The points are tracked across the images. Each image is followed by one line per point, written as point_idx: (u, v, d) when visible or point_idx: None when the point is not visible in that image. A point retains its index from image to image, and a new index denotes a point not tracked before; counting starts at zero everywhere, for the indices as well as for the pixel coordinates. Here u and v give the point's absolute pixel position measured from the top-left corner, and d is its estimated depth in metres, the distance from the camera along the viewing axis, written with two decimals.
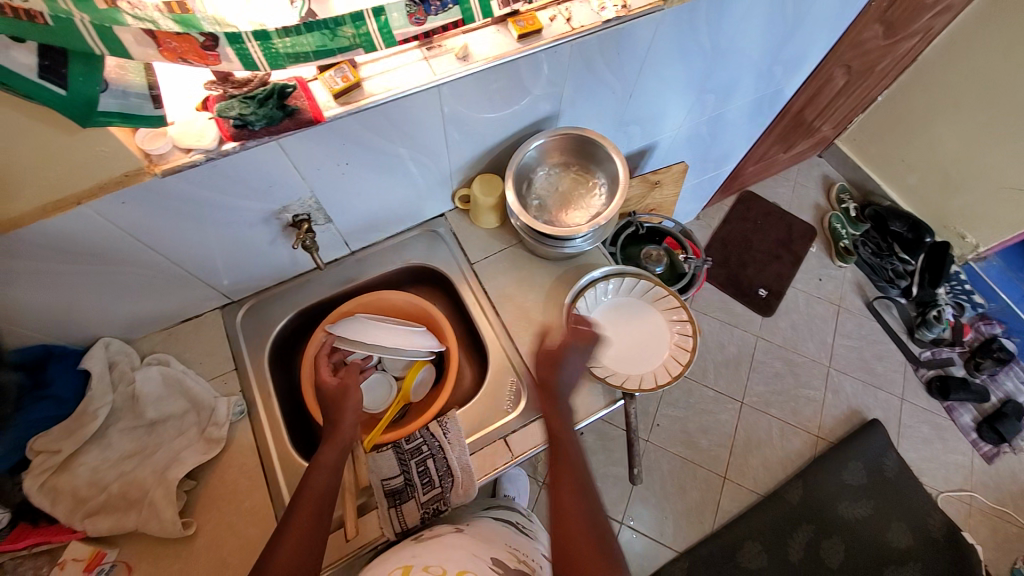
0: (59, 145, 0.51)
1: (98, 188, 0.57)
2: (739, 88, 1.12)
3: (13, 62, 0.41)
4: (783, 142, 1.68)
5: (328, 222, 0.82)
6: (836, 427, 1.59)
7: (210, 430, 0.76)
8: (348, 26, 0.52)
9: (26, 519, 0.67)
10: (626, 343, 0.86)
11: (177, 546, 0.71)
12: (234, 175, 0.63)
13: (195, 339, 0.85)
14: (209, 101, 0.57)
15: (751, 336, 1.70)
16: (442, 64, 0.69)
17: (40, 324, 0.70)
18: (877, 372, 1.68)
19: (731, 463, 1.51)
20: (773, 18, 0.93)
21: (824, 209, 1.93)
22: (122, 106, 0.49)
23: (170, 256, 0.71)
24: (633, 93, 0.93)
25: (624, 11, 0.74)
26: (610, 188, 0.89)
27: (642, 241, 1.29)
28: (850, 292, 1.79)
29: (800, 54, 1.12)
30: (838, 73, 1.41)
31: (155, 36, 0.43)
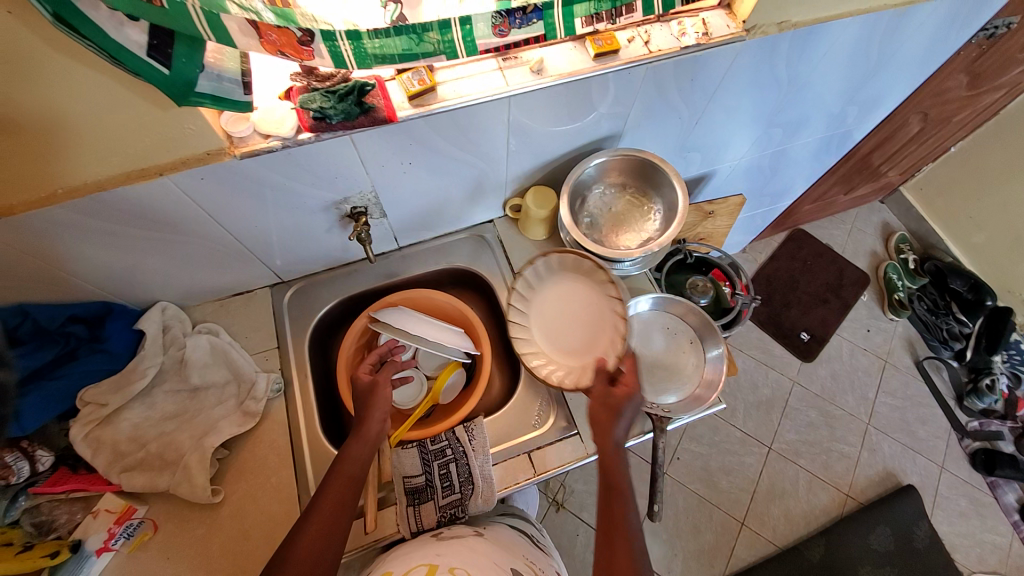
0: (153, 118, 0.54)
1: (180, 162, 0.60)
2: (809, 125, 1.09)
3: (127, 40, 0.42)
4: (845, 184, 1.61)
5: (383, 217, 0.84)
6: (868, 488, 1.50)
7: (247, 403, 0.79)
8: (434, 32, 0.53)
9: (66, 465, 0.71)
10: (664, 366, 0.85)
11: (202, 512, 0.73)
12: (305, 165, 0.66)
13: (243, 313, 0.88)
14: (291, 92, 0.60)
15: (786, 381, 1.63)
16: (516, 75, 0.69)
17: (106, 281, 0.74)
18: (919, 437, 1.58)
19: (750, 509, 1.45)
20: (856, 58, 0.90)
21: (880, 258, 1.84)
22: (214, 88, 0.50)
23: (233, 232, 0.74)
24: (700, 120, 0.92)
25: (705, 38, 0.73)
26: (666, 215, 0.88)
27: (688, 270, 1.26)
28: (899, 348, 1.70)
29: (878, 97, 1.07)
30: (914, 120, 1.34)
31: (258, 28, 0.44)
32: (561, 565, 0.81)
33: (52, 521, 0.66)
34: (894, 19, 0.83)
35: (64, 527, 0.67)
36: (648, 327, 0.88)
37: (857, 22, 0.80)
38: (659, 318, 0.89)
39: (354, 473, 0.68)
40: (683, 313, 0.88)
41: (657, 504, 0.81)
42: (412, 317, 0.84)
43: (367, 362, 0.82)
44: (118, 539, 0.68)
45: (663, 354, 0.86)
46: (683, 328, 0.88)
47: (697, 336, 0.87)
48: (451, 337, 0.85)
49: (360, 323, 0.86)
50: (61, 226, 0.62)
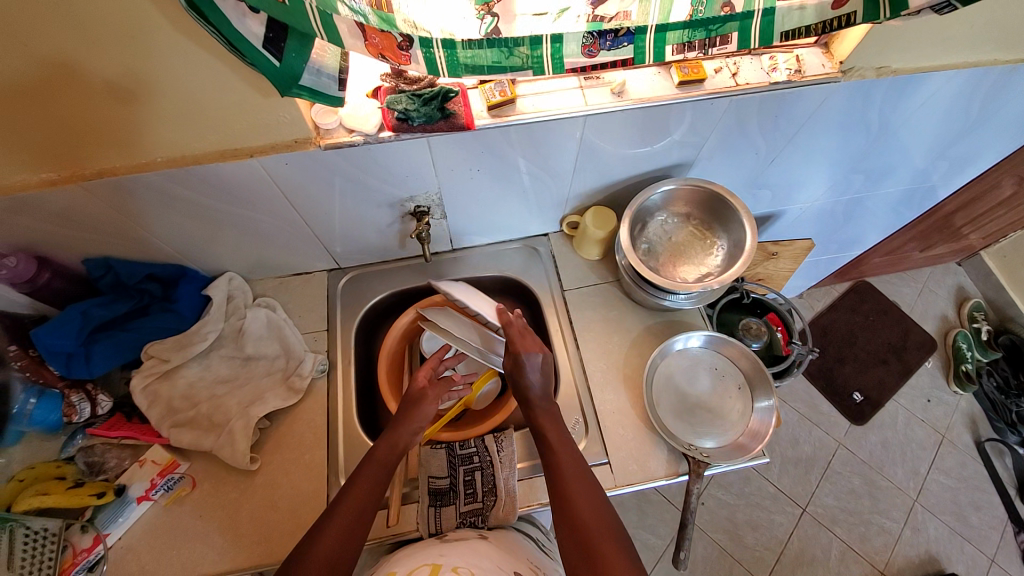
0: (254, 104, 0.58)
1: (269, 147, 0.64)
2: (894, 175, 1.02)
3: (245, 30, 0.45)
4: (922, 241, 1.51)
5: (443, 218, 0.86)
6: (909, 572, 1.38)
7: (292, 379, 0.82)
8: (524, 47, 0.53)
9: (122, 412, 0.77)
10: (707, 409, 0.82)
11: (238, 477, 0.76)
12: (381, 161, 0.68)
13: (300, 293, 0.92)
14: (379, 91, 0.63)
15: (831, 441, 1.53)
16: (596, 96, 0.69)
17: (185, 246, 0.79)
18: (970, 523, 1.44)
19: (774, 570, 1.37)
20: (953, 111, 0.84)
21: (951, 324, 1.70)
22: (313, 83, 0.53)
23: (304, 216, 0.77)
24: (777, 158, 0.88)
25: (797, 76, 0.71)
26: (730, 253, 0.85)
27: (743, 310, 1.19)
28: (961, 425, 1.56)
29: (974, 155, 1.00)
30: (1008, 183, 1.24)
31: (364, 30, 0.47)
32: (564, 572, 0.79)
33: (103, 463, 0.71)
34: (1007, 75, 0.77)
35: (111, 470, 0.72)
36: (695, 366, 0.85)
37: (965, 75, 0.75)
38: (708, 359, 0.86)
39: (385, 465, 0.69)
40: (734, 356, 0.84)
41: (684, 552, 0.78)
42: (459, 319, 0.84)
43: (427, 367, 0.82)
44: (158, 490, 0.72)
45: (708, 397, 0.83)
46: (732, 372, 0.84)
47: (746, 381, 0.83)
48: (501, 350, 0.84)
49: (406, 320, 0.89)
50: (157, 192, 0.67)
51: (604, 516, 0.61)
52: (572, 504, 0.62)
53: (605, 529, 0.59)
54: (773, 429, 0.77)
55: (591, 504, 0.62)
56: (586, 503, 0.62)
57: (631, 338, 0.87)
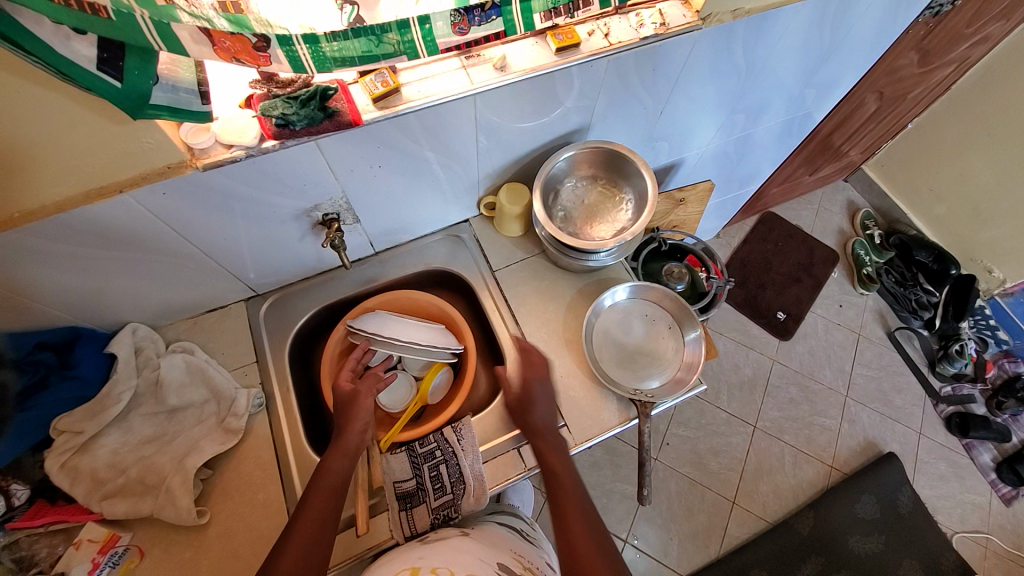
0: (110, 136, 0.53)
1: (141, 178, 0.58)
2: (769, 110, 1.12)
3: (74, 54, 0.41)
4: (809, 165, 1.66)
5: (356, 222, 0.83)
6: (851, 459, 1.55)
7: (228, 421, 0.77)
8: (393, 32, 0.53)
9: (45, 497, 0.69)
10: (644, 353, 0.87)
11: (189, 534, 0.71)
12: (272, 174, 0.65)
13: (219, 329, 0.86)
14: (252, 100, 0.59)
15: (766, 360, 1.67)
16: (480, 73, 0.69)
17: (72, 306, 0.71)
18: (896, 405, 1.64)
19: (740, 488, 1.49)
20: (807, 42, 0.93)
21: (848, 235, 1.90)
22: (171, 100, 0.49)
23: (203, 247, 0.72)
24: (665, 109, 0.94)
25: (663, 29, 0.74)
26: (638, 205, 0.89)
27: (664, 257, 1.25)
28: (871, 321, 1.76)
29: (833, 79, 1.11)
30: (871, 99, 1.39)
31: (210, 35, 0.43)
32: (552, 555, 0.82)
33: (33, 555, 0.65)
34: (843, 2, 0.86)
35: (44, 561, 0.65)
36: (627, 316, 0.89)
37: (808, 7, 0.83)
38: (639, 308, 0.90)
39: (337, 476, 0.69)
40: (659, 298, 0.89)
41: (646, 488, 0.82)
42: (391, 320, 0.84)
43: (348, 368, 0.82)
44: (103, 569, 0.66)
45: (643, 341, 0.88)
46: (663, 315, 0.89)
47: (675, 321, 0.88)
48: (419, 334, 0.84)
49: (339, 332, 0.86)
50: (19, 250, 0.59)
51: (601, 551, 0.63)
52: (570, 534, 0.65)
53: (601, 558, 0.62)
54: (704, 358, 0.83)
55: (589, 541, 0.64)
56: (584, 529, 0.65)
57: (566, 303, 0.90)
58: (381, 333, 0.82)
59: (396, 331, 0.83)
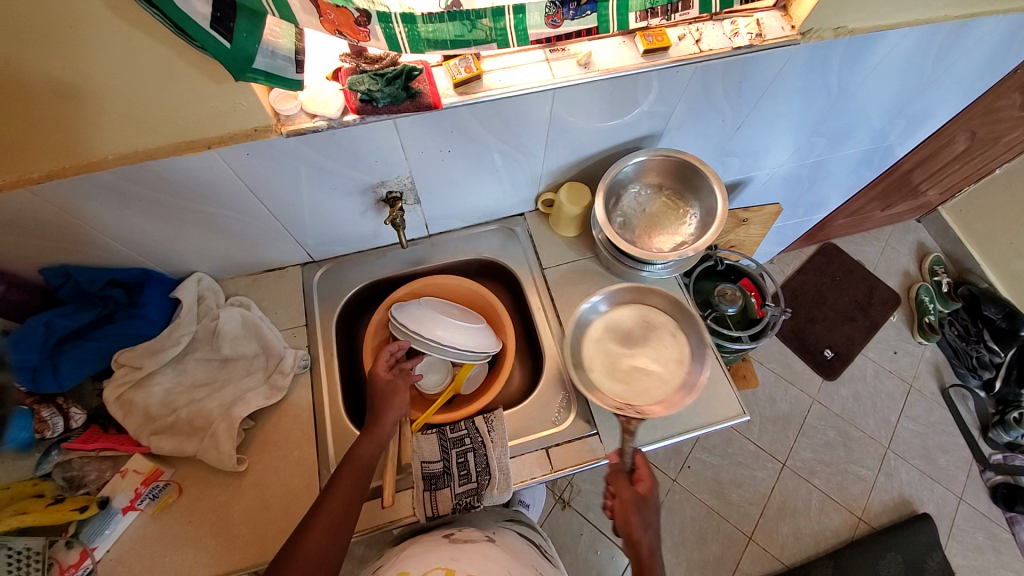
0: (208, 93, 0.55)
1: (229, 137, 0.61)
2: (853, 137, 1.06)
3: (192, 11, 0.42)
4: (883, 200, 1.57)
5: (417, 203, 0.84)
6: (883, 514, 1.46)
7: (274, 377, 0.80)
8: (486, 19, 0.53)
9: (99, 423, 0.74)
10: (650, 368, 0.82)
11: (226, 479, 0.75)
12: (349, 147, 0.66)
13: (274, 289, 0.89)
14: (340, 73, 0.60)
15: (805, 397, 1.60)
16: (563, 68, 0.68)
17: (147, 249, 0.76)
18: (940, 465, 1.54)
19: (758, 524, 1.44)
20: (908, 70, 0.87)
21: (913, 279, 1.78)
22: (269, 65, 0.50)
23: (272, 209, 0.75)
24: (742, 124, 0.90)
25: (758, 40, 0.71)
26: (703, 221, 0.86)
27: (717, 278, 1.19)
28: (927, 373, 1.65)
29: (929, 111, 1.03)
30: (962, 138, 1.29)
31: (318, 5, 0.45)
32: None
33: (82, 477, 0.69)
34: (956, 31, 0.79)
35: (92, 483, 0.70)
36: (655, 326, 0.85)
37: (917, 33, 0.77)
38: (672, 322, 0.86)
39: (365, 463, 0.69)
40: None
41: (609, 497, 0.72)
42: (436, 317, 0.83)
43: (387, 353, 0.82)
44: (143, 500, 0.71)
45: (663, 365, 0.82)
46: (693, 331, 0.83)
47: (678, 326, 0.85)
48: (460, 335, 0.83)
49: (379, 318, 0.88)
50: (109, 190, 0.63)
51: None
52: None
53: None
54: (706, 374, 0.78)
55: None
56: None
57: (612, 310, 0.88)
58: (419, 334, 0.81)
59: (433, 330, 0.82)
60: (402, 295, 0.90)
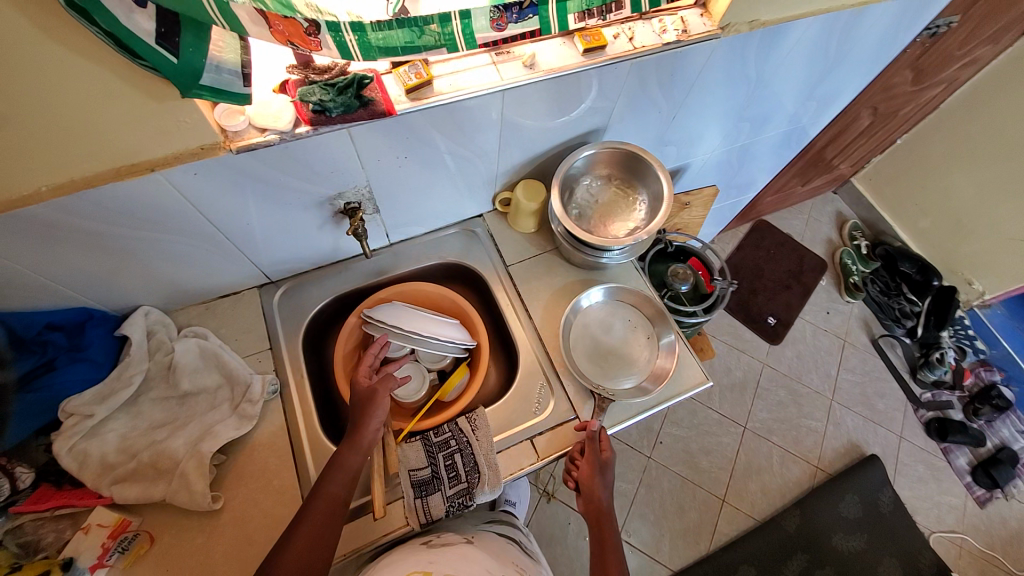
0: (149, 113, 0.52)
1: (173, 157, 0.58)
2: (773, 120, 1.16)
3: (136, 28, 0.41)
4: (802, 176, 1.72)
5: (376, 212, 0.83)
6: (836, 460, 1.60)
7: (243, 406, 0.77)
8: (435, 24, 0.54)
9: (50, 481, 0.67)
10: (617, 352, 0.88)
11: (202, 520, 0.71)
12: (302, 159, 0.65)
13: (231, 316, 0.85)
14: (288, 85, 0.59)
15: (757, 363, 1.72)
16: (510, 70, 0.71)
17: (86, 286, 0.70)
18: (878, 409, 1.70)
19: (730, 486, 1.53)
20: (814, 55, 0.97)
21: (836, 244, 1.96)
22: (215, 81, 0.49)
23: (223, 231, 0.72)
24: (677, 114, 0.97)
25: (684, 35, 0.77)
26: (652, 205, 0.91)
27: (668, 259, 1.26)
28: (857, 328, 1.82)
29: (835, 92, 1.15)
30: (865, 114, 1.45)
31: (266, 16, 0.44)
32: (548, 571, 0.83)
33: (38, 541, 0.64)
34: (851, 19, 0.89)
35: (52, 546, 0.64)
36: (613, 309, 0.92)
37: (820, 21, 0.86)
38: (623, 303, 0.92)
39: (336, 500, 0.65)
40: (633, 300, 0.91)
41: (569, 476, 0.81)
42: (406, 314, 0.85)
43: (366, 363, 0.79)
44: (112, 554, 0.66)
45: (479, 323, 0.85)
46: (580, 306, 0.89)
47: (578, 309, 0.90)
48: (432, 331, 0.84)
49: (352, 324, 0.86)
50: (40, 226, 0.58)
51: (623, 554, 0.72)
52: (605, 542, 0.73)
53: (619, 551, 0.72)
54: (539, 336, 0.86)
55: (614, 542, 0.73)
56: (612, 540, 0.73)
57: (602, 298, 0.92)
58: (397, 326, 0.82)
59: (423, 325, 0.84)
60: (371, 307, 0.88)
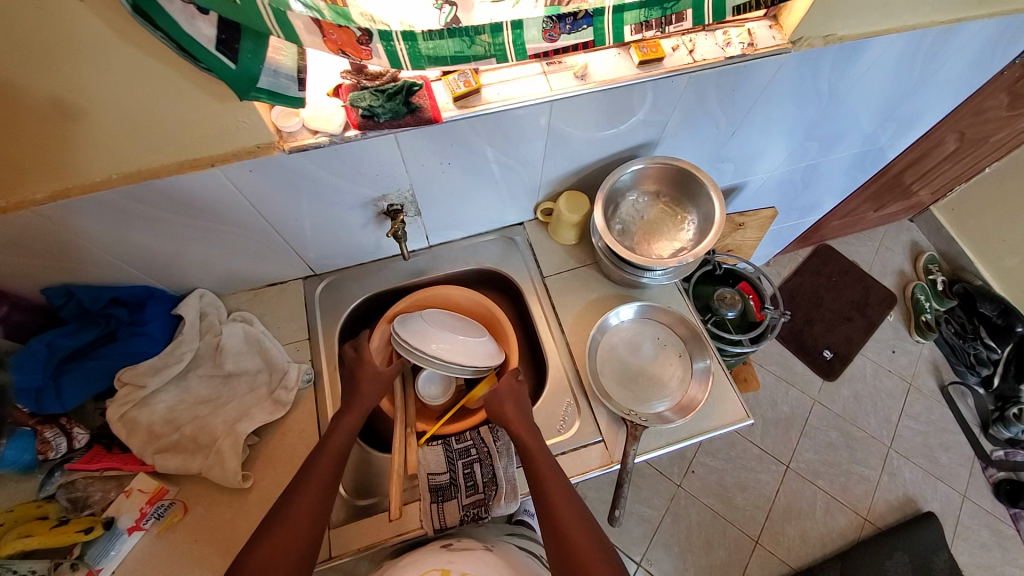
0: (211, 111, 0.55)
1: (231, 155, 0.61)
2: (845, 141, 1.07)
3: (196, 33, 0.43)
4: (876, 201, 1.59)
5: (418, 215, 0.84)
6: (888, 513, 1.47)
7: (278, 392, 0.80)
8: (486, 34, 0.54)
9: (102, 443, 0.74)
10: (648, 375, 0.85)
11: (231, 496, 0.75)
12: (350, 161, 0.67)
13: (276, 304, 0.90)
14: (341, 90, 0.61)
15: (806, 398, 1.61)
16: (560, 80, 0.70)
17: (150, 267, 0.76)
18: (943, 463, 1.54)
19: (765, 527, 1.43)
20: (895, 74, 0.88)
21: (908, 278, 1.80)
22: (272, 84, 0.51)
23: (273, 224, 0.75)
24: (737, 131, 0.91)
25: (750, 49, 0.72)
26: (701, 227, 0.87)
27: (715, 282, 1.19)
28: (925, 371, 1.66)
29: (918, 114, 1.05)
30: (951, 139, 1.32)
31: (321, 26, 0.46)
32: None
33: (87, 497, 0.69)
34: (942, 36, 0.81)
35: (98, 504, 0.69)
36: (645, 327, 0.88)
37: (903, 39, 0.79)
38: (654, 321, 0.88)
39: (343, 454, 0.70)
40: (673, 323, 0.87)
41: (618, 509, 0.79)
42: (427, 327, 0.82)
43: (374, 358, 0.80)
44: (149, 519, 0.70)
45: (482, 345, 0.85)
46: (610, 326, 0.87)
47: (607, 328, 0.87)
48: (445, 345, 0.81)
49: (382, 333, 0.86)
50: (112, 209, 0.63)
51: (597, 551, 0.63)
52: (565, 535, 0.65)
53: (594, 551, 0.63)
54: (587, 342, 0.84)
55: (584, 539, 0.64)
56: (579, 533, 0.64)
57: (637, 317, 0.88)
58: (409, 344, 0.79)
59: (426, 342, 0.80)
60: (404, 308, 0.89)
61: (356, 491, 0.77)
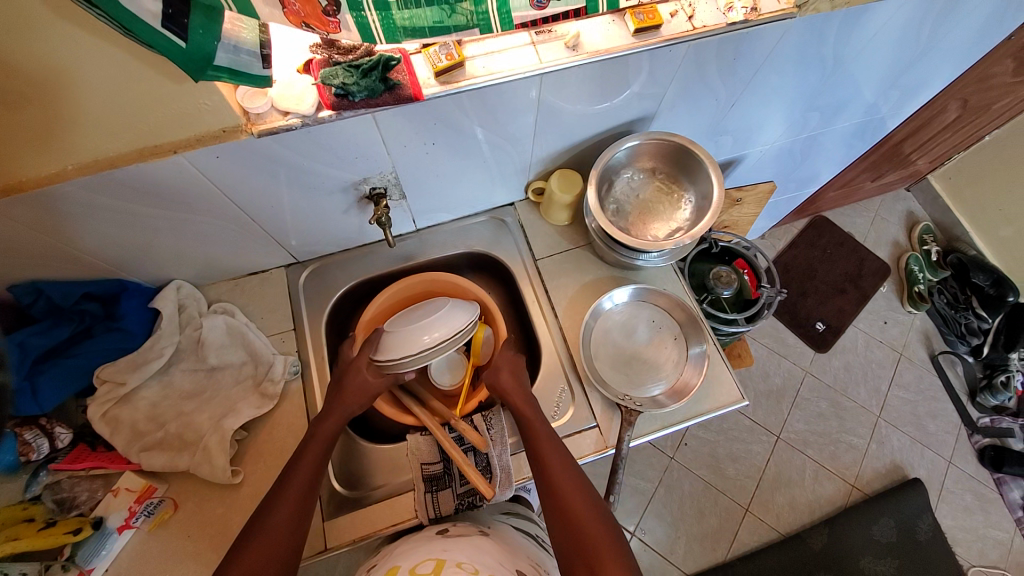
0: (167, 94, 0.50)
1: (195, 140, 0.57)
2: (848, 110, 1.03)
3: (139, 9, 0.38)
4: (874, 171, 1.56)
5: (402, 199, 0.80)
6: (874, 480, 1.50)
7: (265, 385, 0.78)
8: (467, 2, 0.49)
9: (86, 441, 0.71)
10: (644, 358, 0.84)
11: (222, 492, 0.73)
12: (326, 144, 0.62)
13: (259, 293, 0.86)
14: (312, 65, 0.56)
15: (798, 370, 1.62)
16: (550, 51, 0.65)
17: (120, 260, 0.72)
18: (929, 431, 1.57)
19: (755, 496, 1.47)
20: (903, 40, 0.84)
21: (902, 248, 1.78)
22: (232, 62, 0.46)
23: (247, 212, 0.71)
24: (736, 103, 0.87)
25: (753, 14, 0.67)
26: (698, 206, 0.84)
27: (712, 260, 1.17)
28: (916, 341, 1.67)
29: (922, 82, 1.01)
30: (953, 106, 1.28)
31: None
32: None
33: (73, 498, 0.66)
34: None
35: (86, 504, 0.67)
36: (641, 309, 0.86)
37: (914, 3, 0.74)
38: (648, 304, 0.86)
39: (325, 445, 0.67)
40: (670, 307, 0.85)
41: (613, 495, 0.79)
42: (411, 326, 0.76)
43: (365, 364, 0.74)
44: (139, 517, 0.69)
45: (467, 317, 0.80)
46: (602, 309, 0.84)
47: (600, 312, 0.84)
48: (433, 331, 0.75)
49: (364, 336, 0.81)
50: (72, 203, 0.59)
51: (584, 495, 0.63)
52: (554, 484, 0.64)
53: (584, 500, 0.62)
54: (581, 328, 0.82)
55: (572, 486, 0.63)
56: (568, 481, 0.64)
57: (632, 300, 0.86)
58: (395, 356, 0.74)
59: (420, 335, 0.75)
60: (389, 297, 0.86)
61: (349, 482, 0.76)
